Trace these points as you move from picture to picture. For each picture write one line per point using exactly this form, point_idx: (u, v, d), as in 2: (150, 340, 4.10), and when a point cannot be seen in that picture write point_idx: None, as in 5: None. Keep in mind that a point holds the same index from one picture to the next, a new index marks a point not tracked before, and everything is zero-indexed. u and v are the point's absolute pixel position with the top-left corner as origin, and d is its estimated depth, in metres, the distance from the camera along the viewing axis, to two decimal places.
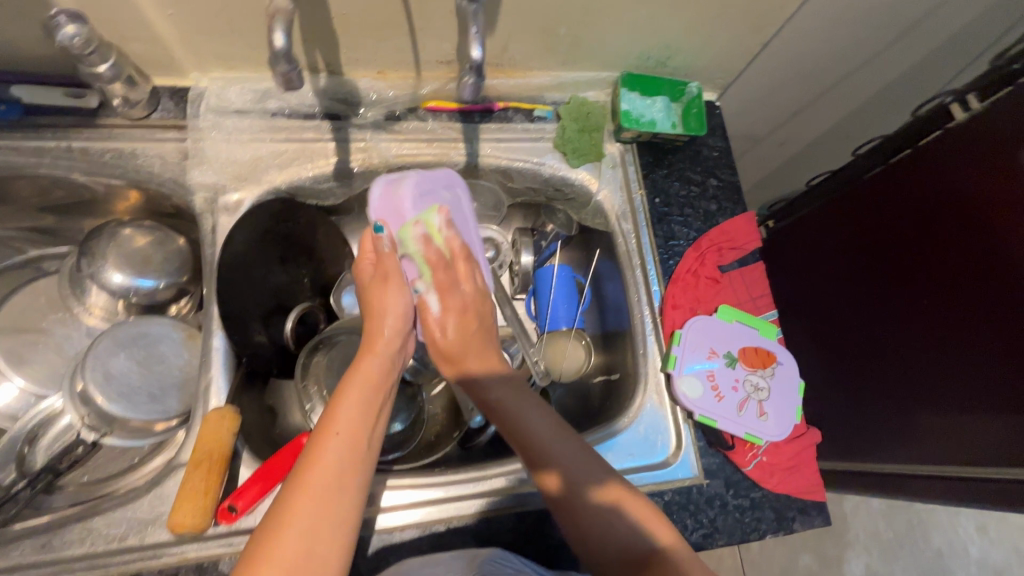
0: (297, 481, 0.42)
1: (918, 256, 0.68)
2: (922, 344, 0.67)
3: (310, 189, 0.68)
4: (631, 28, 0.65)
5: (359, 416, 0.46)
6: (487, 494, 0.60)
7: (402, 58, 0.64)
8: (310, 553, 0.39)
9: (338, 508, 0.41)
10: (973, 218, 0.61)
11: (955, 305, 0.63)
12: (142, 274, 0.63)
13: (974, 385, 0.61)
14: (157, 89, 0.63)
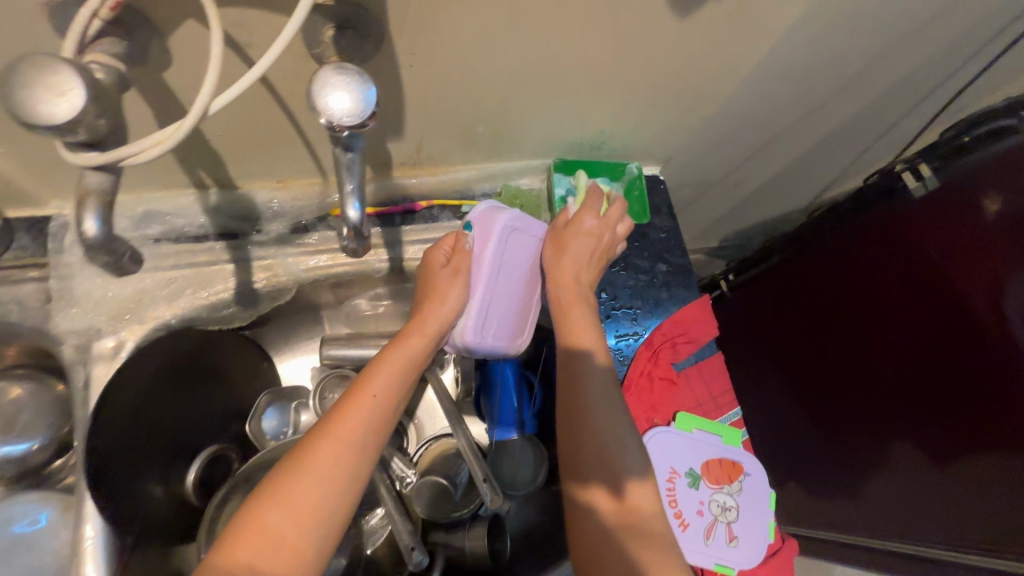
0: (320, 437, 0.41)
1: (873, 318, 0.85)
2: (876, 390, 0.85)
3: (209, 317, 0.60)
4: (558, 118, 0.59)
5: (387, 392, 0.45)
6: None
7: (302, 167, 0.57)
8: (302, 518, 0.38)
9: (347, 478, 0.40)
10: (951, 287, 0.74)
11: (902, 358, 0.81)
12: (7, 439, 0.55)
13: (932, 425, 0.77)
14: (11, 223, 0.54)
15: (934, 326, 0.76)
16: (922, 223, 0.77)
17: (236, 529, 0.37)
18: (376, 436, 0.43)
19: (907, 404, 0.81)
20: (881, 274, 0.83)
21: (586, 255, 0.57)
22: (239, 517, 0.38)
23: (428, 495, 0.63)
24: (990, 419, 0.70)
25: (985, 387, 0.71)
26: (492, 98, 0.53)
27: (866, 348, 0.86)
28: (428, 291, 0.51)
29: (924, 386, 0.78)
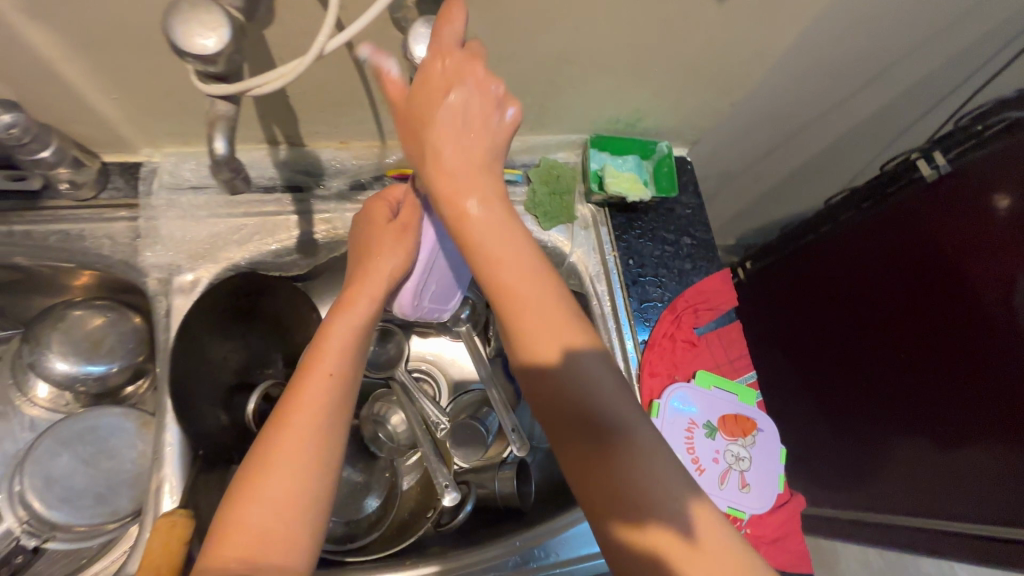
0: (281, 428, 0.43)
1: (881, 316, 0.89)
2: (881, 381, 0.91)
3: (273, 262, 0.66)
4: (598, 94, 0.64)
5: (328, 386, 0.45)
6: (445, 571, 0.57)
7: (365, 129, 0.62)
8: (285, 505, 0.41)
9: (319, 454, 0.43)
10: (962, 290, 0.78)
11: (910, 351, 0.86)
12: (91, 360, 0.60)
13: (936, 413, 0.83)
14: (106, 167, 0.60)
15: (943, 322, 0.81)
16: (933, 227, 0.81)
17: (224, 525, 0.40)
18: (336, 415, 0.45)
19: (917, 396, 0.86)
20: (890, 273, 0.87)
21: (501, 227, 0.43)
22: (222, 517, 0.41)
23: (461, 437, 0.72)
24: (992, 409, 0.77)
25: (986, 379, 0.77)
26: (540, 72, 0.58)
27: (875, 341, 0.91)
28: (367, 258, 0.51)
29: (930, 377, 0.83)
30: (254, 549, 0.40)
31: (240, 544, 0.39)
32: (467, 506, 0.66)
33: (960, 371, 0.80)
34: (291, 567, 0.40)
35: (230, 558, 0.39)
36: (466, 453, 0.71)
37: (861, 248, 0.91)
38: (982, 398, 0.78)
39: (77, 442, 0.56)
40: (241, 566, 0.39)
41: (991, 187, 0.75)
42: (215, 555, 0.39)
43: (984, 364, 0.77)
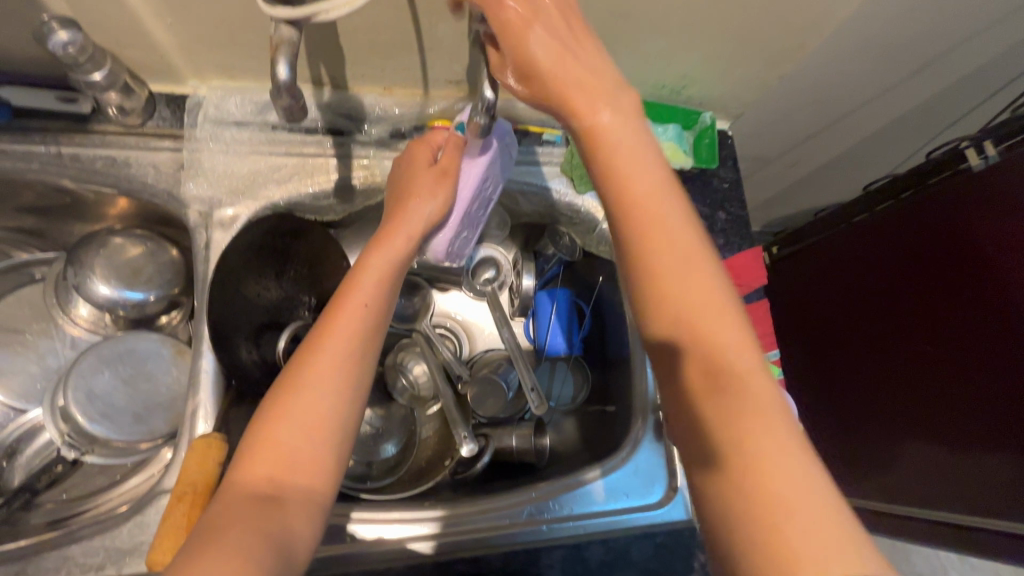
0: (314, 355, 0.45)
1: (872, 306, 0.77)
2: (869, 378, 0.78)
3: (310, 206, 0.66)
4: (648, 57, 0.63)
5: (362, 318, 0.46)
6: (447, 516, 0.59)
7: (410, 76, 0.62)
8: (311, 428, 0.42)
9: (349, 384, 0.44)
10: (940, 284, 0.68)
11: (884, 347, 0.75)
12: (130, 288, 0.61)
13: (914, 420, 0.72)
14: (154, 95, 0.61)
15: (937, 323, 0.68)
16: (903, 219, 0.72)
17: (253, 444, 0.42)
18: (367, 349, 0.46)
19: (885, 394, 0.76)
20: (864, 268, 0.78)
21: (640, 148, 0.41)
22: (252, 432, 0.42)
23: (481, 391, 0.72)
24: (970, 426, 0.65)
25: (974, 389, 0.64)
26: (591, 26, 0.57)
27: (862, 338, 0.78)
28: (404, 200, 0.52)
29: (911, 381, 0.72)
30: (284, 464, 0.41)
31: (268, 462, 0.41)
32: (484, 457, 0.66)
33: (953, 378, 0.67)
34: (315, 489, 0.41)
35: (259, 475, 0.40)
36: (486, 405, 0.72)
37: (840, 239, 0.82)
38: (980, 414, 0.64)
39: (117, 362, 0.59)
40: (269, 484, 0.40)
41: (964, 184, 0.65)
42: (245, 472, 0.40)
43: (971, 373, 0.65)
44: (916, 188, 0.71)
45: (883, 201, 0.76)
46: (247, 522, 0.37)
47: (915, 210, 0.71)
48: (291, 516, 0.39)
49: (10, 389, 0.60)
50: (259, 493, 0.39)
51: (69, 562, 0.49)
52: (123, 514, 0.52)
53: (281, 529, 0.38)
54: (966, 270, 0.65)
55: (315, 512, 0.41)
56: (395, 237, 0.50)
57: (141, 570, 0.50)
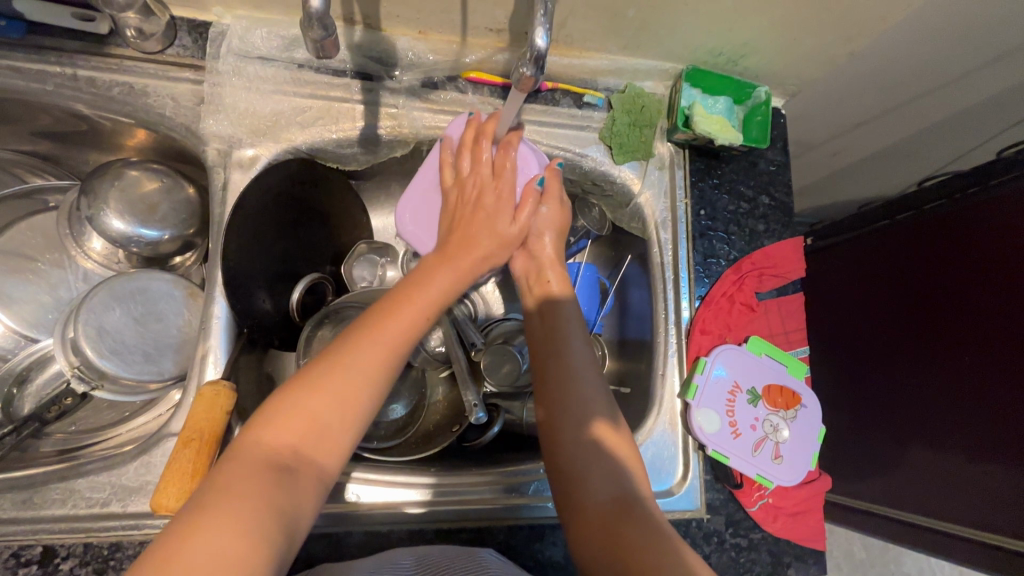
0: (367, 338, 0.44)
1: (903, 311, 0.73)
2: (885, 383, 0.74)
3: (332, 153, 0.63)
4: (710, 18, 0.57)
5: (411, 320, 0.47)
6: (433, 484, 0.59)
7: (448, 20, 0.57)
8: (345, 406, 0.41)
9: (387, 372, 0.44)
10: (984, 296, 0.64)
11: (910, 356, 0.72)
12: (144, 224, 0.59)
13: (928, 428, 0.69)
14: (175, 20, 0.57)
15: (975, 338, 0.65)
16: (955, 225, 0.67)
17: (283, 408, 0.40)
18: (409, 344, 0.46)
19: (898, 401, 0.73)
20: (904, 271, 0.73)
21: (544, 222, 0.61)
22: (283, 398, 0.40)
23: (497, 359, 0.70)
24: (995, 440, 0.62)
25: (1003, 407, 0.62)
26: None
27: (887, 344, 0.74)
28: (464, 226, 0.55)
29: (936, 392, 0.68)
30: (309, 436, 0.40)
31: (295, 430, 0.39)
32: (495, 427, 0.66)
33: (979, 393, 0.64)
34: (326, 468, 0.40)
35: (280, 445, 0.39)
36: (500, 374, 0.70)
37: (883, 235, 0.76)
38: (1003, 431, 0.62)
39: (130, 300, 0.57)
40: (288, 453, 0.39)
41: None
42: (267, 435, 0.39)
43: (1001, 391, 0.62)
44: (976, 191, 0.65)
45: (937, 198, 0.70)
46: (259, 493, 0.36)
47: (964, 216, 0.66)
48: (302, 486, 0.38)
49: (19, 318, 0.59)
50: (275, 459, 0.38)
51: (75, 495, 0.49)
52: (129, 452, 0.51)
53: (292, 500, 0.37)
54: (1015, 286, 0.61)
55: (320, 487, 0.40)
56: (464, 256, 0.53)
57: (144, 510, 0.50)
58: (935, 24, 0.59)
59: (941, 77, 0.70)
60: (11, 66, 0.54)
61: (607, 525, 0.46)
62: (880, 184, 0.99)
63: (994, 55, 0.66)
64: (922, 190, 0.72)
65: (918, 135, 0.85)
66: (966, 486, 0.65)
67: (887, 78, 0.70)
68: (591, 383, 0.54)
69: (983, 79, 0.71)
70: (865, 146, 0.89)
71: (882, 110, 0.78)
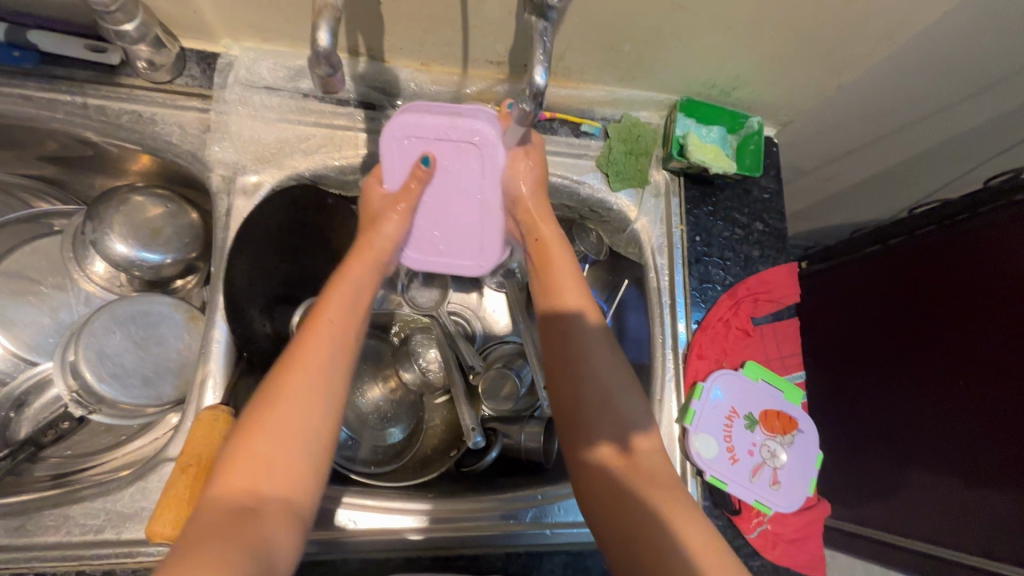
0: (290, 365, 0.44)
1: (899, 334, 0.74)
2: (884, 406, 0.75)
3: (335, 179, 0.65)
4: (704, 52, 0.60)
5: (326, 351, 0.45)
6: (431, 511, 0.58)
7: (450, 53, 0.59)
8: (290, 438, 0.41)
9: (321, 406, 0.43)
10: (977, 320, 0.65)
11: (907, 379, 0.72)
12: (148, 248, 0.59)
13: (926, 452, 0.69)
14: (185, 51, 0.58)
15: (969, 362, 0.65)
16: (945, 250, 0.68)
17: (231, 454, 0.40)
18: (340, 371, 0.45)
19: (897, 424, 0.73)
20: (898, 295, 0.74)
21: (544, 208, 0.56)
22: (227, 446, 0.40)
23: (496, 383, 0.71)
24: (992, 467, 0.62)
25: (999, 432, 0.62)
26: (649, 15, 0.54)
27: (885, 367, 0.75)
28: (372, 225, 0.54)
29: (933, 415, 0.68)
30: (267, 469, 0.40)
31: (244, 474, 0.39)
32: (492, 453, 0.66)
33: (975, 417, 0.64)
34: (297, 501, 0.40)
35: (235, 488, 0.39)
36: (499, 398, 0.71)
37: (878, 259, 0.78)
38: (1000, 456, 0.61)
39: (130, 323, 0.57)
40: (244, 495, 0.38)
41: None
42: (224, 485, 0.39)
43: (996, 416, 0.62)
44: (965, 218, 0.67)
45: (927, 224, 0.71)
46: (225, 534, 0.36)
47: (954, 242, 0.67)
48: (272, 521, 0.38)
49: (18, 340, 0.59)
50: (236, 504, 0.38)
51: (69, 522, 0.49)
52: (125, 478, 0.51)
53: (259, 536, 0.37)
54: (1008, 310, 0.61)
55: (296, 518, 0.40)
56: (361, 266, 0.52)
57: (139, 537, 0.49)
58: (920, 59, 0.61)
59: (927, 108, 0.72)
60: (23, 94, 0.55)
61: (642, 549, 0.43)
62: (871, 209, 1.01)
63: (978, 88, 0.68)
64: (913, 217, 0.74)
65: (908, 162, 0.87)
66: (966, 511, 0.65)
67: (875, 109, 0.72)
68: (603, 377, 0.50)
69: (968, 110, 0.73)
70: (856, 173, 0.91)
71: (872, 138, 0.80)
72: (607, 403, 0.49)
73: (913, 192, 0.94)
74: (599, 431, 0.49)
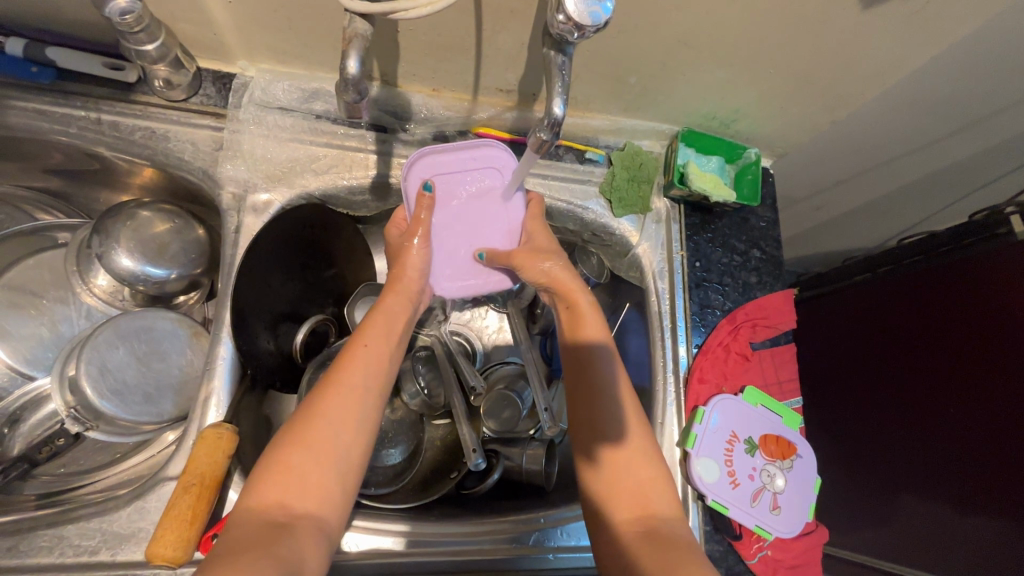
0: (330, 382, 0.46)
1: (887, 359, 0.76)
2: (874, 431, 0.77)
3: (344, 199, 0.66)
4: (706, 86, 0.62)
5: (367, 371, 0.47)
6: (412, 533, 0.58)
7: (461, 80, 0.61)
8: (325, 453, 0.42)
9: (356, 418, 0.45)
10: (957, 347, 0.67)
11: (897, 405, 0.74)
12: (153, 263, 0.59)
13: (917, 477, 0.70)
14: (201, 71, 0.59)
15: (952, 388, 0.67)
16: (930, 280, 0.71)
17: (272, 461, 0.42)
18: (376, 386, 0.47)
19: (888, 450, 0.74)
20: (886, 321, 0.77)
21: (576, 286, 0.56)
22: (269, 455, 0.42)
23: (497, 405, 0.70)
24: (980, 495, 0.63)
25: (983, 458, 0.63)
26: (656, 50, 0.56)
27: (875, 392, 0.77)
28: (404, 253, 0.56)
29: (922, 437, 0.70)
30: (305, 483, 0.41)
31: (281, 486, 0.41)
32: (494, 475, 0.66)
33: (962, 443, 0.66)
34: (328, 519, 0.42)
35: (272, 502, 0.40)
36: (499, 420, 0.70)
37: (867, 287, 0.80)
38: (988, 484, 0.63)
39: (134, 338, 0.57)
40: (282, 511, 0.40)
41: (1006, 253, 0.62)
42: (261, 494, 0.40)
43: (981, 442, 0.64)
44: (951, 250, 0.69)
45: (915, 255, 0.74)
46: (258, 544, 0.37)
47: (939, 273, 0.70)
48: (303, 537, 0.39)
49: (16, 352, 0.57)
50: (270, 517, 0.39)
51: (63, 543, 0.48)
52: (123, 497, 0.50)
53: (292, 551, 0.38)
54: (991, 339, 0.63)
55: (325, 535, 0.41)
56: (397, 294, 0.54)
57: (135, 559, 0.48)
58: (909, 97, 0.64)
59: (914, 144, 0.76)
60: (37, 109, 0.56)
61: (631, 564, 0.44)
62: (859, 238, 1.05)
63: (963, 126, 0.72)
64: (902, 247, 0.77)
65: (895, 194, 0.90)
66: (958, 539, 0.66)
67: (866, 144, 0.75)
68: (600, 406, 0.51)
69: (952, 147, 0.76)
70: (846, 203, 0.94)
71: (861, 171, 0.83)
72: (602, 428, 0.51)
73: (900, 223, 0.97)
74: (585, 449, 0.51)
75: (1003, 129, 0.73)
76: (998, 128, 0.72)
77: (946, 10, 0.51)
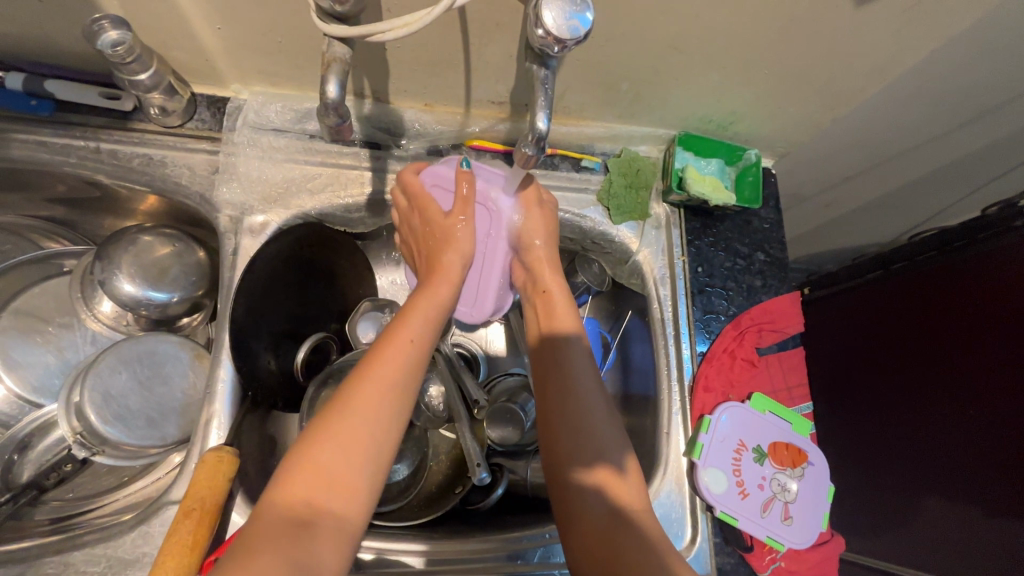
0: (358, 383, 0.43)
1: (903, 359, 0.73)
2: (894, 428, 0.74)
3: (340, 217, 0.66)
4: (701, 89, 0.61)
5: (405, 366, 0.45)
6: (429, 552, 0.58)
7: (452, 95, 0.61)
8: (354, 450, 0.41)
9: (388, 416, 0.43)
10: (974, 347, 0.65)
11: (915, 405, 0.71)
12: (154, 287, 0.60)
13: (938, 480, 0.68)
14: (196, 97, 0.60)
15: (970, 389, 0.65)
16: (944, 278, 0.69)
17: (295, 460, 0.40)
18: (408, 383, 0.45)
19: (908, 453, 0.72)
20: (900, 320, 0.74)
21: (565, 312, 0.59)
22: (295, 451, 0.40)
23: (500, 416, 0.69)
24: (1005, 495, 0.61)
25: (1004, 461, 0.61)
26: (647, 56, 0.55)
27: (893, 393, 0.74)
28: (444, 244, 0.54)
29: (943, 437, 0.68)
30: (331, 480, 0.40)
31: (306, 484, 0.39)
32: (498, 490, 0.66)
33: (983, 448, 0.63)
34: (352, 521, 0.40)
35: (299, 497, 0.39)
36: (502, 432, 0.68)
37: (880, 285, 0.78)
38: (1013, 484, 0.60)
39: (137, 363, 0.57)
40: (305, 507, 0.38)
41: (1021, 248, 0.60)
42: (285, 492, 0.39)
43: (1009, 446, 0.61)
44: (965, 245, 0.67)
45: (928, 251, 0.72)
46: (279, 551, 0.36)
47: (955, 269, 0.67)
48: (324, 540, 0.38)
49: (23, 381, 0.58)
50: (292, 517, 0.38)
51: (70, 568, 0.48)
52: (127, 522, 0.51)
53: (312, 557, 0.37)
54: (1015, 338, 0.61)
55: (346, 538, 0.39)
56: (441, 283, 0.51)
57: None
58: (912, 91, 0.63)
59: (920, 138, 0.74)
60: (38, 141, 0.57)
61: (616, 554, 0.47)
62: (871, 234, 1.02)
63: (970, 118, 0.70)
64: (913, 244, 0.74)
65: (905, 188, 0.87)
66: (984, 544, 0.63)
67: (871, 139, 0.73)
68: (604, 422, 0.53)
69: (963, 138, 0.74)
70: (854, 200, 0.92)
71: (867, 167, 0.81)
72: (588, 432, 0.52)
73: (913, 217, 0.95)
74: (589, 458, 0.51)
75: (1014, 118, 0.71)
76: (1010, 117, 0.70)
77: (941, 5, 0.49)
